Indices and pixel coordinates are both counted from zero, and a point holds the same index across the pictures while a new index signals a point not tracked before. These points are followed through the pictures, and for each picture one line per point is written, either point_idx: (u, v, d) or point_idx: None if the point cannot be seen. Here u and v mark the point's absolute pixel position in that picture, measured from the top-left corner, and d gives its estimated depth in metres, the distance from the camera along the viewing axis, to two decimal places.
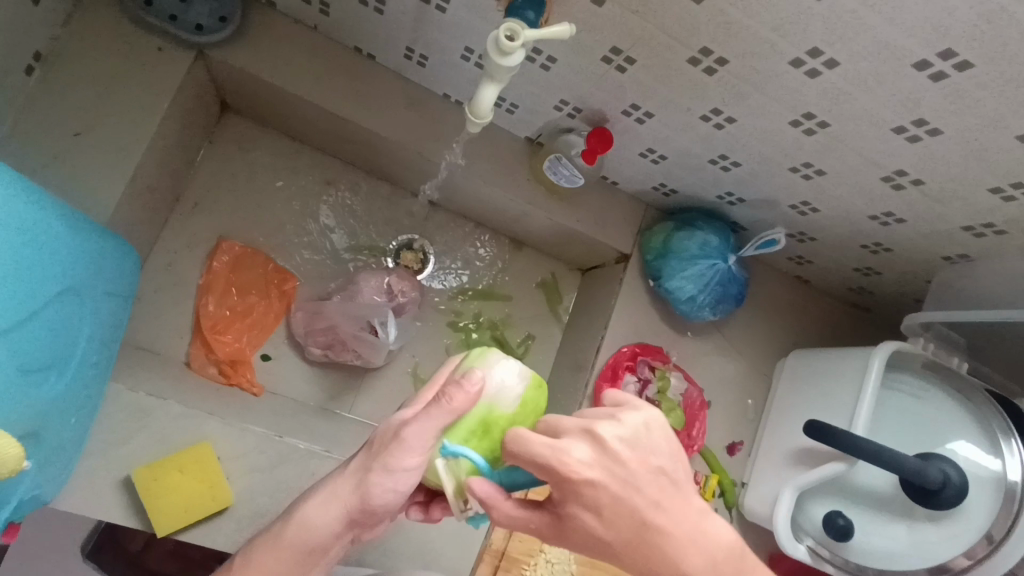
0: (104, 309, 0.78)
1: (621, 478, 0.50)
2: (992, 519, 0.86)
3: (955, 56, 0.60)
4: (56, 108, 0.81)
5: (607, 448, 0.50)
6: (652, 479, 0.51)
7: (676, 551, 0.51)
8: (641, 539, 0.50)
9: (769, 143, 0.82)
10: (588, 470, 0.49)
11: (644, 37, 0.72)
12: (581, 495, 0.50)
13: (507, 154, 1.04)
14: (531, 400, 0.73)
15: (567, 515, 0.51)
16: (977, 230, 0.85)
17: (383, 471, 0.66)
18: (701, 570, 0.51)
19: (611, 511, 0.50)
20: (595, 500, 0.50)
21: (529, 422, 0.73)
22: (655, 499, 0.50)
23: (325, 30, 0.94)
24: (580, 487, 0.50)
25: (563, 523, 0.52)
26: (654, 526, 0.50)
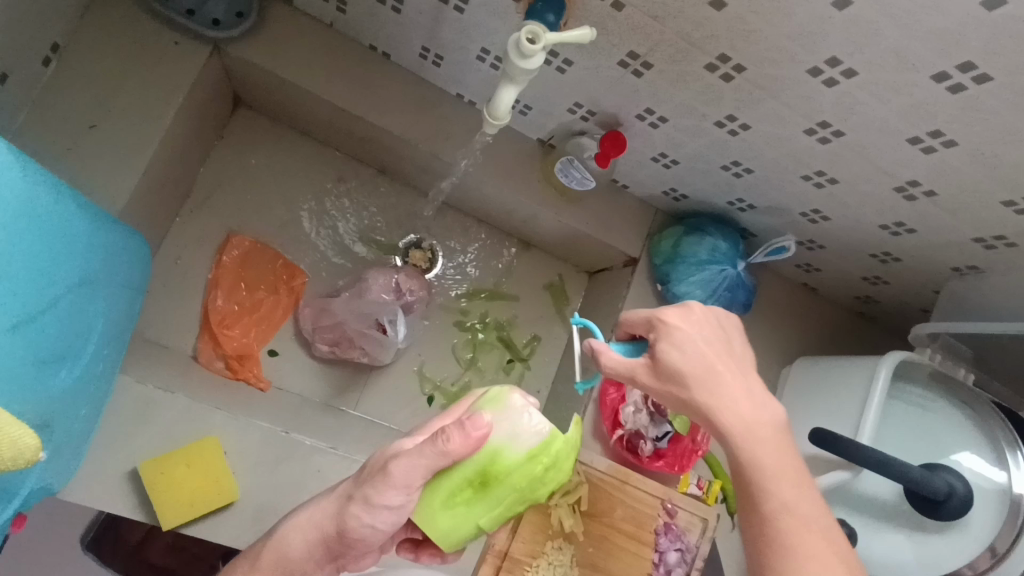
0: (116, 301, 0.78)
1: (707, 341, 0.67)
2: (996, 532, 0.86)
3: (973, 68, 0.60)
4: (72, 99, 0.82)
5: (673, 317, 0.68)
6: (717, 342, 0.67)
7: (723, 395, 0.64)
8: (707, 376, 0.65)
9: (783, 150, 0.82)
10: (672, 316, 0.68)
11: (662, 42, 0.72)
12: (666, 341, 0.67)
13: (518, 156, 1.04)
14: (545, 464, 0.65)
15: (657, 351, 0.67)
16: (988, 243, 0.85)
17: (363, 506, 0.65)
18: (750, 420, 0.63)
19: (693, 356, 0.66)
20: (683, 340, 0.67)
21: (542, 485, 0.66)
22: (719, 353, 0.66)
23: (341, 28, 0.94)
24: (670, 332, 0.68)
25: (658, 366, 0.67)
26: (715, 368, 0.65)
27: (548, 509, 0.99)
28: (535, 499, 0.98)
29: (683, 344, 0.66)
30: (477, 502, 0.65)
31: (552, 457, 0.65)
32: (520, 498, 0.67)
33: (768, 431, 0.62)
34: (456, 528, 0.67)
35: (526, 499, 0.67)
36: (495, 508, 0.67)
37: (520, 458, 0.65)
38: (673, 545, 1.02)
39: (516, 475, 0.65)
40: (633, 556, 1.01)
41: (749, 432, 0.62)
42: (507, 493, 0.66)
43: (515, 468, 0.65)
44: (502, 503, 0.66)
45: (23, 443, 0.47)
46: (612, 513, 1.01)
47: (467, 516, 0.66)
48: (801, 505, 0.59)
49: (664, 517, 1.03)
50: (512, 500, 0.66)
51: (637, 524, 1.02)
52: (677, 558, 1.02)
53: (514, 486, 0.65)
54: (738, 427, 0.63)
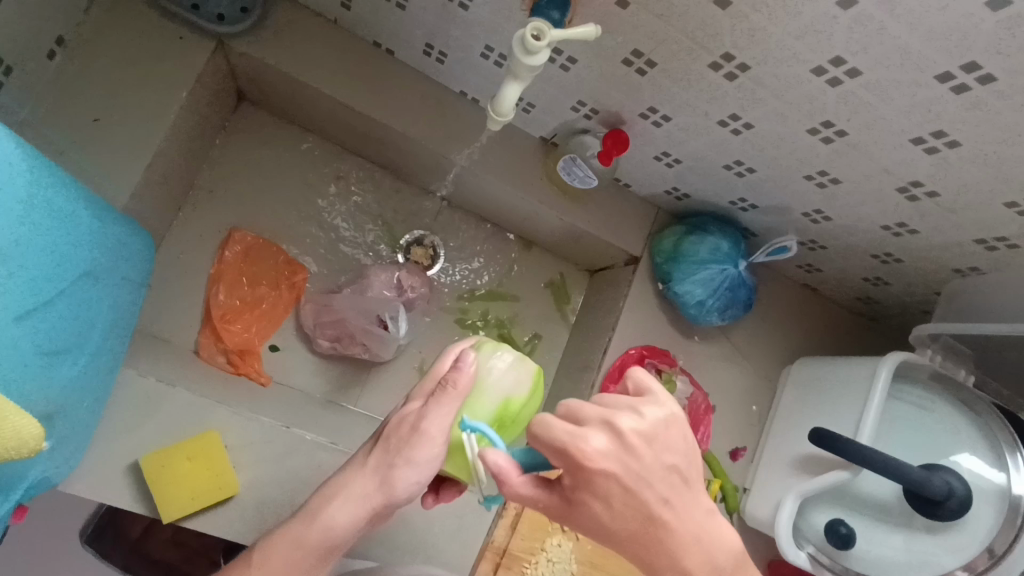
0: (118, 294, 0.78)
1: (634, 472, 0.52)
2: (993, 533, 0.87)
3: (977, 69, 0.60)
4: (77, 94, 0.82)
5: (627, 441, 0.52)
6: (663, 482, 0.54)
7: (676, 546, 0.55)
8: (657, 521, 0.54)
9: (785, 150, 0.82)
10: (605, 460, 0.52)
11: (667, 41, 0.72)
12: (595, 480, 0.52)
13: (521, 154, 1.04)
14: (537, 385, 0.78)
15: (580, 497, 0.54)
16: (990, 244, 0.85)
17: (406, 465, 0.65)
18: (701, 567, 0.56)
19: (640, 490, 0.53)
20: (604, 487, 0.53)
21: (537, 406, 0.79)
22: (665, 494, 0.54)
23: (345, 24, 0.94)
24: (593, 475, 0.52)
25: (575, 508, 0.56)
26: (657, 519, 0.54)
27: None
28: None
29: (612, 470, 0.52)
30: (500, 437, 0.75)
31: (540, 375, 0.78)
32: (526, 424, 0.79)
33: (725, 571, 0.57)
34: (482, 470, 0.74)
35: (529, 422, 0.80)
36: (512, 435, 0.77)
37: (525, 397, 0.76)
38: None
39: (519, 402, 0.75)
40: None
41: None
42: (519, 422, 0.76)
43: (523, 404, 0.76)
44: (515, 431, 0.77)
45: (27, 433, 0.47)
46: None
47: None
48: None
49: None
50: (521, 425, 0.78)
51: None
52: None
53: (523, 414, 0.76)
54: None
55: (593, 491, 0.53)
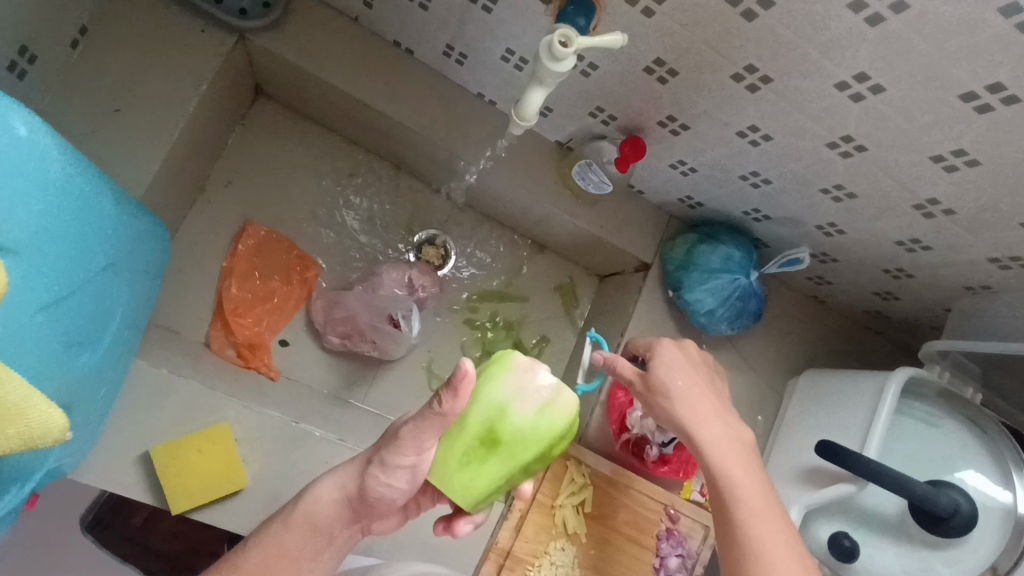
0: (137, 285, 0.79)
1: (690, 366, 0.84)
2: (999, 552, 0.87)
3: (1002, 89, 0.60)
4: (99, 84, 0.82)
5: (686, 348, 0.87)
6: (699, 374, 0.84)
7: (701, 416, 0.79)
8: (694, 392, 0.82)
9: (803, 163, 0.83)
10: (672, 344, 0.87)
11: (690, 51, 0.72)
12: (660, 358, 0.85)
13: (537, 157, 1.04)
14: (555, 423, 0.71)
15: (655, 368, 0.84)
16: (1003, 263, 0.86)
17: (379, 468, 0.69)
18: (722, 437, 0.78)
19: (688, 372, 0.83)
20: (665, 361, 0.85)
21: (550, 448, 0.72)
22: (703, 383, 0.83)
23: (367, 23, 0.95)
24: (661, 353, 0.86)
25: (654, 380, 0.83)
26: (696, 390, 0.82)
27: (553, 509, 0.99)
28: (540, 499, 0.99)
29: (672, 354, 0.85)
30: (493, 460, 0.71)
31: (560, 412, 0.71)
32: (534, 460, 0.72)
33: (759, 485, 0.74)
34: (473, 487, 0.72)
35: (539, 462, 0.73)
36: (512, 467, 0.72)
37: (530, 414, 0.70)
38: (675, 551, 1.03)
39: (525, 432, 0.70)
40: (634, 559, 1.02)
41: (722, 448, 0.77)
42: (522, 455, 0.71)
43: (527, 422, 0.70)
44: (518, 465, 0.72)
45: (51, 423, 0.47)
46: (615, 516, 1.02)
47: (481, 473, 0.71)
48: (768, 522, 0.71)
49: (666, 522, 1.04)
50: (528, 462, 0.72)
51: (639, 528, 1.03)
52: (678, 564, 1.03)
53: (527, 445, 0.71)
54: (717, 444, 0.78)
55: (655, 365, 0.85)
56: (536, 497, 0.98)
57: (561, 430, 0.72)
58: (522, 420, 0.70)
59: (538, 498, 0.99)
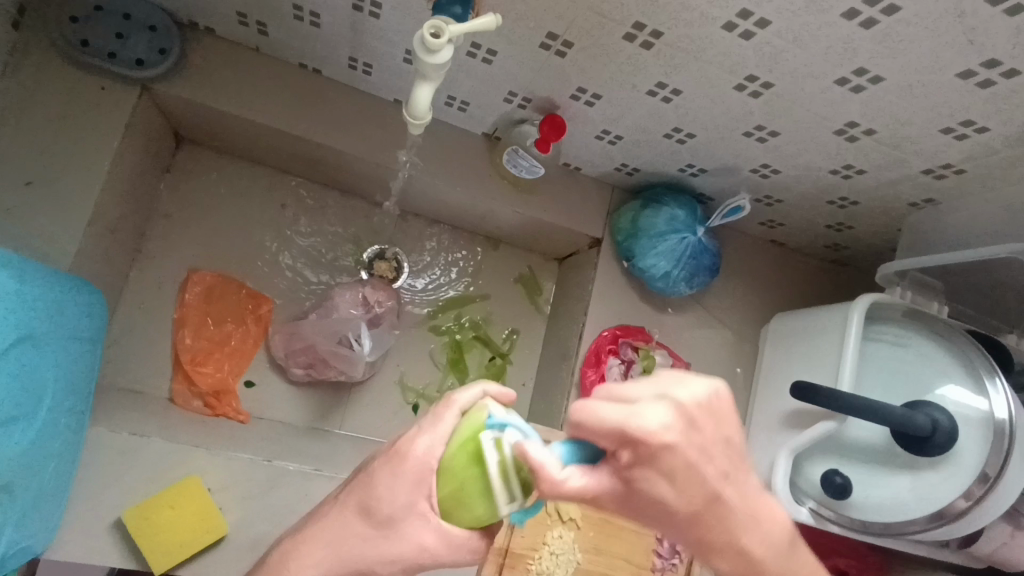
0: (71, 353, 0.78)
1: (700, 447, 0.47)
2: (986, 456, 0.84)
3: (880, 1, 0.60)
4: (2, 160, 0.81)
5: (686, 416, 0.46)
6: (722, 453, 0.48)
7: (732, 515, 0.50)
8: (704, 501, 0.48)
9: (719, 110, 0.82)
10: (669, 432, 0.45)
11: (577, 19, 0.71)
12: (659, 503, 0.47)
13: (466, 152, 1.03)
14: (474, 446, 0.53)
15: (636, 480, 0.47)
16: (937, 173, 0.85)
17: (370, 518, 0.58)
18: (766, 546, 0.52)
19: (684, 483, 0.47)
20: (678, 464, 0.46)
21: (466, 483, 0.54)
22: (724, 470, 0.48)
23: (268, 50, 0.94)
24: (658, 453, 0.46)
25: (632, 491, 0.47)
26: (720, 495, 0.48)
27: (544, 499, 0.98)
28: None
29: (645, 495, 0.47)
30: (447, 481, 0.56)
31: (479, 436, 0.53)
32: (452, 494, 0.55)
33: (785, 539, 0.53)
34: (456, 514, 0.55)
35: (461, 502, 0.55)
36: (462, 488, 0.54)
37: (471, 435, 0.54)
38: None
39: (446, 456, 0.55)
40: (635, 534, 1.01)
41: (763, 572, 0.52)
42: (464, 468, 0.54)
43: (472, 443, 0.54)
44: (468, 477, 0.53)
45: None
46: None
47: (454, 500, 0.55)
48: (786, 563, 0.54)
49: None
50: (474, 479, 0.53)
51: None
52: None
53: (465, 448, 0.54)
54: (756, 565, 0.52)
55: (667, 487, 0.47)
56: None
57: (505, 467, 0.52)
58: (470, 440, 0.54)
59: None
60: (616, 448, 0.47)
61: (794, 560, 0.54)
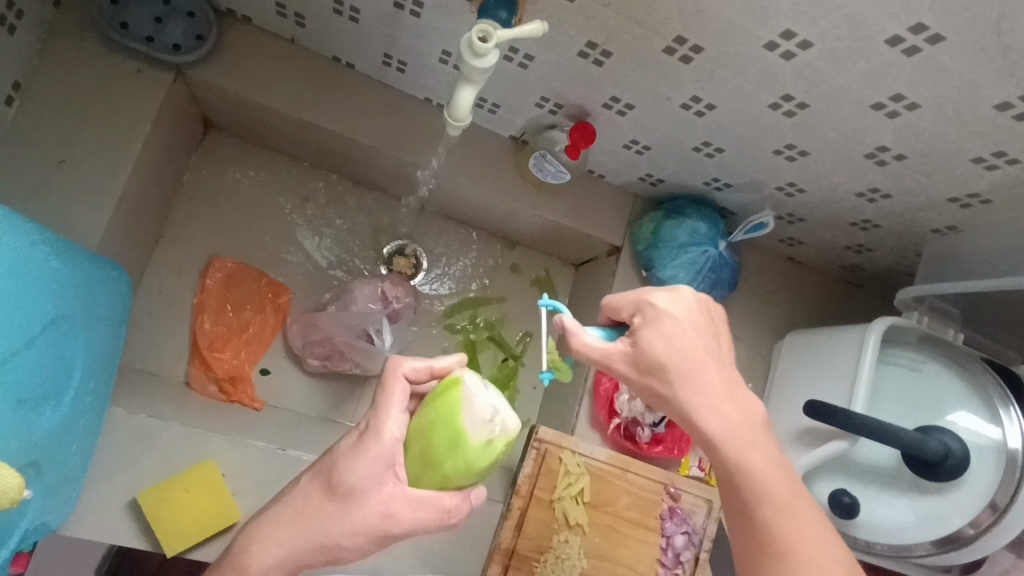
0: (96, 333, 0.78)
1: (687, 320, 0.66)
2: (996, 486, 0.85)
3: (925, 30, 0.60)
4: (39, 138, 0.81)
5: (679, 299, 0.67)
6: (709, 342, 0.66)
7: (704, 397, 0.62)
8: (688, 380, 0.63)
9: (751, 127, 0.82)
10: (668, 304, 0.66)
11: (619, 30, 0.72)
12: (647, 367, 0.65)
13: (493, 154, 1.04)
14: (448, 405, 0.63)
15: (640, 340, 0.66)
16: (963, 201, 0.85)
17: (335, 490, 0.61)
18: (735, 427, 0.60)
19: (672, 348, 0.64)
20: (671, 330, 0.65)
21: (437, 439, 0.62)
22: (706, 347, 0.65)
23: (303, 42, 0.95)
24: (658, 317, 0.66)
25: (636, 348, 0.66)
26: (704, 362, 0.64)
27: (552, 503, 0.99)
28: (537, 495, 0.98)
29: (650, 365, 0.65)
30: (415, 446, 0.63)
31: (455, 397, 0.63)
32: (422, 457, 0.62)
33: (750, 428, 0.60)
34: (428, 473, 0.62)
35: (433, 464, 0.62)
36: (434, 448, 0.62)
37: (448, 401, 0.63)
38: (679, 529, 1.02)
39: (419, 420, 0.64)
40: (640, 542, 1.01)
41: (736, 437, 0.60)
42: (438, 430, 0.62)
43: (450, 406, 0.63)
44: (441, 436, 0.62)
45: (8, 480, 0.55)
46: (616, 502, 1.01)
47: (426, 459, 0.62)
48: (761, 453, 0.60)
49: (668, 501, 1.03)
50: (446, 439, 0.62)
51: (643, 510, 1.02)
52: (684, 541, 1.02)
53: (439, 412, 0.63)
54: (726, 431, 0.60)
55: (660, 357, 0.64)
56: (534, 493, 0.98)
57: (478, 421, 0.62)
58: (447, 407, 0.63)
59: (536, 494, 0.98)
60: (630, 314, 0.68)
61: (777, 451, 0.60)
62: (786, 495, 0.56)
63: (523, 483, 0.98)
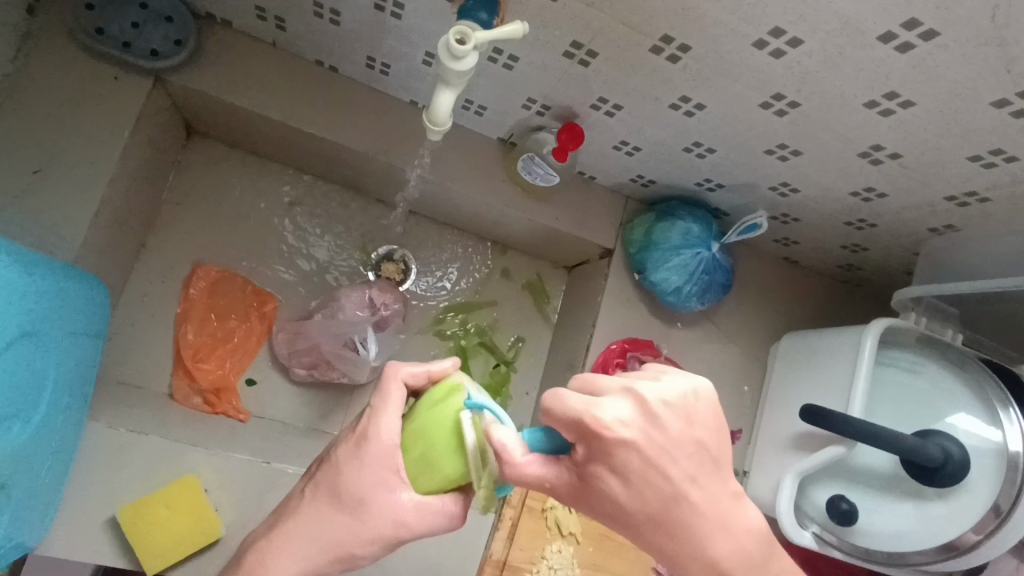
0: (71, 347, 0.76)
1: (657, 444, 0.53)
2: (999, 489, 0.83)
3: (919, 26, 0.58)
4: (12, 147, 0.79)
5: (649, 409, 0.53)
6: (691, 456, 0.54)
7: (707, 528, 0.55)
8: (666, 507, 0.54)
9: (742, 127, 0.81)
10: (625, 428, 0.52)
11: (604, 29, 0.70)
12: (617, 506, 0.54)
13: (481, 157, 1.02)
14: (445, 408, 0.60)
15: (592, 476, 0.54)
16: (960, 200, 0.83)
17: (342, 503, 0.60)
18: (732, 551, 0.56)
19: (637, 492, 0.53)
20: (633, 460, 0.52)
21: (437, 443, 0.59)
22: (691, 472, 0.54)
23: (285, 46, 0.92)
24: (612, 447, 0.52)
25: (586, 487, 0.54)
26: (682, 497, 0.54)
27: (545, 513, 0.97)
28: (529, 504, 0.96)
29: (624, 501, 0.54)
30: (412, 452, 0.60)
31: (452, 399, 0.60)
32: (423, 460, 0.60)
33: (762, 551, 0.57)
34: (428, 478, 0.60)
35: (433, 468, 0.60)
36: (433, 453, 0.59)
37: (447, 404, 0.60)
38: None
39: (416, 424, 0.61)
40: (635, 551, 0.99)
41: (730, 574, 0.56)
42: (436, 435, 0.59)
43: (449, 410, 0.60)
44: (438, 441, 0.59)
45: None
46: None
47: (425, 464, 0.60)
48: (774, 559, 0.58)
49: None
50: (445, 442, 0.59)
51: None
52: None
53: (436, 416, 0.60)
54: (732, 554, 0.56)
55: (628, 492, 0.53)
56: (526, 503, 0.96)
57: (478, 424, 0.60)
58: (447, 410, 0.60)
59: (528, 504, 0.96)
60: (574, 440, 0.53)
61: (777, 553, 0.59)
62: (783, 568, 0.58)
63: (515, 493, 0.96)
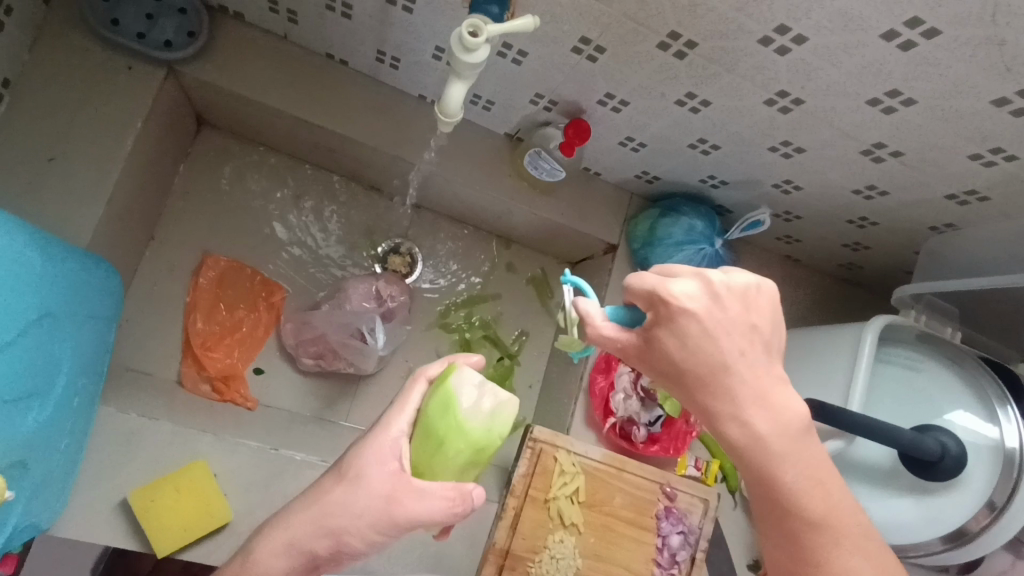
0: (84, 333, 0.77)
1: (719, 321, 0.52)
2: (993, 485, 0.85)
3: (921, 24, 0.59)
4: (27, 135, 0.80)
5: (715, 290, 0.53)
6: (745, 331, 0.53)
7: (736, 403, 0.53)
8: (713, 374, 0.53)
9: (746, 124, 0.82)
10: (692, 301, 0.52)
11: (613, 25, 0.71)
12: (666, 356, 0.54)
13: (487, 151, 1.03)
14: (441, 390, 0.63)
15: (653, 339, 0.54)
16: (961, 198, 0.85)
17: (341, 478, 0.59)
18: (770, 435, 0.53)
19: (690, 355, 0.53)
20: (689, 330, 0.52)
21: (431, 421, 0.62)
22: (744, 346, 0.53)
23: (295, 39, 0.94)
24: (675, 315, 0.52)
25: (649, 346, 0.55)
26: (731, 368, 0.53)
27: (547, 503, 0.98)
28: (532, 494, 0.98)
29: (674, 356, 0.54)
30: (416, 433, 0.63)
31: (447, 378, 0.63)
32: (422, 439, 0.62)
33: (803, 441, 0.54)
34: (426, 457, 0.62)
35: (432, 452, 0.61)
36: (429, 430, 0.62)
37: (443, 386, 0.63)
38: (675, 528, 1.02)
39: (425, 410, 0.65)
40: (636, 542, 1.01)
41: (763, 453, 0.54)
42: (432, 413, 0.62)
43: (444, 389, 0.63)
44: (433, 418, 0.62)
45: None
46: (612, 501, 1.01)
47: (422, 444, 0.62)
48: (804, 467, 0.54)
49: (663, 501, 1.03)
50: (437, 419, 0.61)
51: (638, 510, 1.02)
52: (680, 541, 1.02)
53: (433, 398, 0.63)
54: (751, 443, 0.54)
55: (681, 345, 0.53)
56: (529, 492, 0.98)
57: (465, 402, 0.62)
58: (442, 390, 0.63)
59: (531, 494, 0.98)
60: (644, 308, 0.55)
61: (810, 457, 0.54)
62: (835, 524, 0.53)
63: (518, 483, 0.97)
